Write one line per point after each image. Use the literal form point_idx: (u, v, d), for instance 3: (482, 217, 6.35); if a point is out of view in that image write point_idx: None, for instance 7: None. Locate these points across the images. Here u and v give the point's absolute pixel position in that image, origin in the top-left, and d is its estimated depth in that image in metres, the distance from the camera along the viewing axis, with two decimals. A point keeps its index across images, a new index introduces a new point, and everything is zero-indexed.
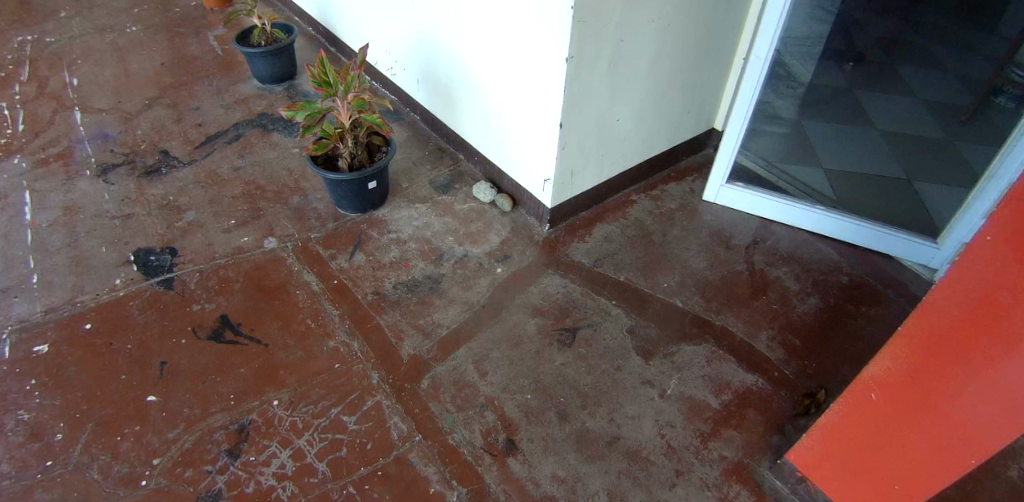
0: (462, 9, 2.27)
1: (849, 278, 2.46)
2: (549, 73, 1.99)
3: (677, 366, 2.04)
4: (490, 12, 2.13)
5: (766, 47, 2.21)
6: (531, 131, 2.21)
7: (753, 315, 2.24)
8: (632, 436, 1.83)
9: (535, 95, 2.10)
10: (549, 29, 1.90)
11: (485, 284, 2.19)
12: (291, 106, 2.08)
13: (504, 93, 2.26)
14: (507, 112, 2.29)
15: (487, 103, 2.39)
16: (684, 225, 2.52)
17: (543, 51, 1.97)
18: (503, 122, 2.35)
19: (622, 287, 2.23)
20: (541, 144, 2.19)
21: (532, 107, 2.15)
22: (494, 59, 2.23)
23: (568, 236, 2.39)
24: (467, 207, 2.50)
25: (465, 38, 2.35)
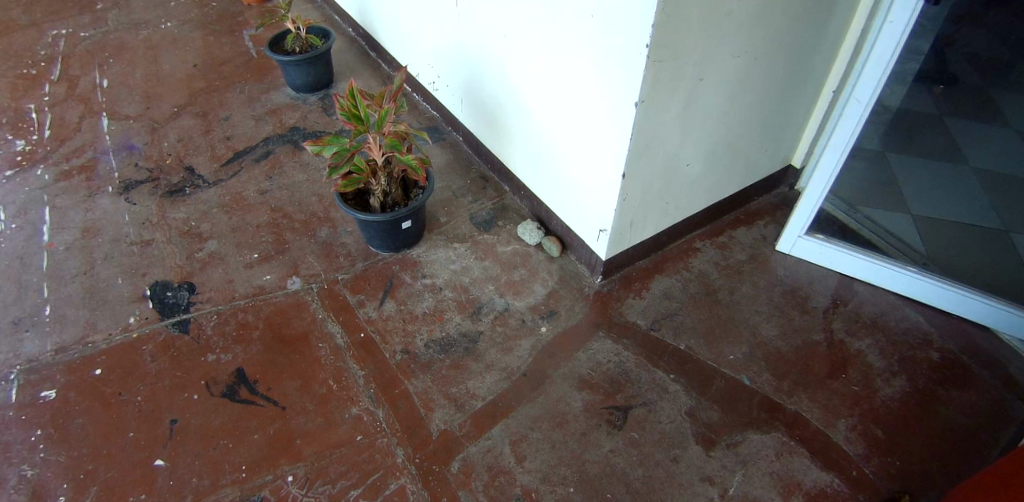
0: (515, 31, 1.99)
1: (940, 356, 2.07)
2: (613, 117, 1.69)
3: (742, 460, 1.76)
4: (546, 40, 1.83)
5: (874, 87, 1.85)
6: (587, 177, 1.92)
7: (832, 399, 1.93)
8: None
9: (594, 139, 1.81)
10: (616, 67, 1.59)
11: (526, 346, 1.95)
12: (318, 141, 1.86)
13: (558, 130, 1.97)
14: (560, 152, 2.01)
15: (537, 138, 2.12)
16: (755, 280, 2.21)
17: (607, 92, 1.67)
18: (555, 161, 2.07)
19: (682, 358, 1.96)
20: (598, 192, 1.90)
21: (590, 152, 1.86)
22: (548, 92, 1.94)
23: (623, 291, 2.12)
24: (510, 249, 2.26)
25: (516, 62, 2.07)
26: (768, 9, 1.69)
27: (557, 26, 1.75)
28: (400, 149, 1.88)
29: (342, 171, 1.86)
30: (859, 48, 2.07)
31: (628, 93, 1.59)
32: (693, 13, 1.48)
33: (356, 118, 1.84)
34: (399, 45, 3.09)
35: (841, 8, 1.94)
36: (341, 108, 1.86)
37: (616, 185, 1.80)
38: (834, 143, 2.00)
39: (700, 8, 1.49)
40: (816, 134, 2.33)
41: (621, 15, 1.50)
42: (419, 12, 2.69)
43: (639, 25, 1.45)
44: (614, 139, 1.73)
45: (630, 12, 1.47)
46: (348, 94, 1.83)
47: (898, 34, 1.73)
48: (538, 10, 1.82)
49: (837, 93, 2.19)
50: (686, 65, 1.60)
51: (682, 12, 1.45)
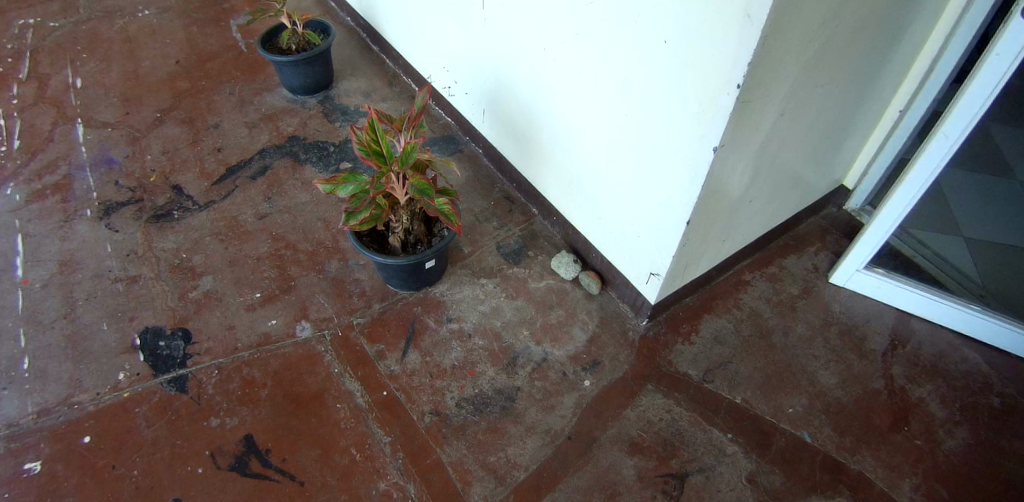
0: (559, 46, 1.73)
1: (1001, 401, 1.85)
2: (682, 158, 1.45)
3: None
4: (600, 61, 1.58)
5: (962, 125, 1.50)
6: (642, 217, 1.70)
7: (895, 455, 1.73)
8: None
9: (655, 178, 1.58)
10: (690, 104, 1.35)
11: (569, 404, 1.76)
12: (332, 178, 1.61)
13: (606, 161, 1.75)
14: (608, 184, 1.79)
15: (580, 164, 1.88)
16: (811, 318, 2.01)
17: (676, 129, 1.43)
18: (601, 193, 1.84)
19: (739, 413, 1.77)
20: (655, 234, 1.68)
21: (648, 191, 1.63)
22: (599, 119, 1.70)
23: (671, 335, 1.94)
24: (544, 286, 2.04)
25: (557, 80, 1.81)
26: (861, 28, 1.41)
27: (617, 47, 1.50)
28: (429, 191, 1.59)
29: (363, 216, 1.60)
30: (935, 65, 1.77)
31: (705, 135, 1.35)
32: (789, 44, 1.23)
33: (377, 154, 1.58)
34: (408, 44, 2.81)
35: (924, 18, 1.64)
36: (359, 141, 1.61)
37: (679, 231, 1.58)
38: (905, 185, 1.69)
39: (798, 37, 1.23)
40: (875, 155, 2.10)
41: (704, 46, 1.25)
42: (435, 10, 2.41)
43: (731, 61, 1.20)
44: (680, 183, 1.50)
45: (717, 44, 1.22)
46: (368, 125, 1.58)
47: (1002, 66, 1.38)
48: (591, 27, 1.56)
49: (903, 114, 1.92)
50: (770, 101, 1.35)
51: (780, 45, 1.20)
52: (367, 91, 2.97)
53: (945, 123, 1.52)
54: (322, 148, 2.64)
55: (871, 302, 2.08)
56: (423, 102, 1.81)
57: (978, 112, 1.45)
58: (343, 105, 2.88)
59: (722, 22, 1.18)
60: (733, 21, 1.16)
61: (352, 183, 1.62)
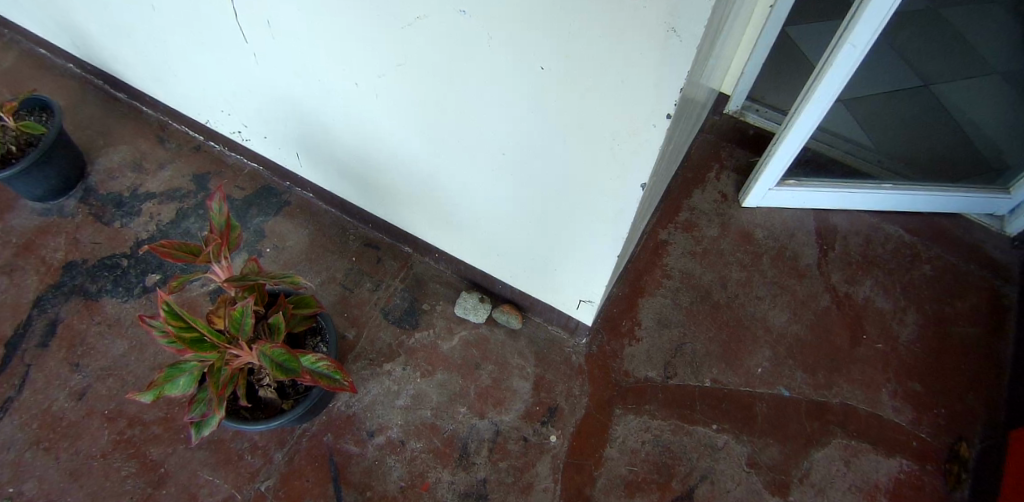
0: (377, 80, 1.22)
1: (933, 266, 1.89)
2: (595, 195, 1.10)
3: (818, 491, 1.51)
4: (444, 94, 1.12)
5: (870, 31, 1.34)
6: (558, 254, 1.37)
7: (866, 370, 1.69)
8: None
9: (562, 216, 1.23)
10: (598, 139, 0.97)
11: (545, 471, 1.53)
12: (150, 381, 1.09)
13: (489, 200, 1.35)
14: (500, 222, 1.41)
15: (457, 206, 1.48)
16: (739, 258, 1.90)
17: (580, 167, 1.06)
18: (497, 232, 1.47)
19: (713, 396, 1.65)
20: (578, 267, 1.37)
21: (558, 231, 1.29)
22: (465, 160, 1.27)
23: (615, 341, 1.74)
24: (459, 343, 1.73)
25: (388, 119, 1.32)
26: None
27: (463, 75, 1.05)
28: (292, 357, 1.11)
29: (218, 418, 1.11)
30: None
31: (626, 172, 1.00)
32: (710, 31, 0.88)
33: (194, 339, 1.06)
34: (149, 83, 2.00)
35: None
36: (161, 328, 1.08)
37: (611, 266, 1.29)
38: (813, 102, 1.53)
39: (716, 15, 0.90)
40: (750, 55, 1.91)
41: (605, 68, 0.85)
42: (170, 40, 1.66)
43: (653, 90, 0.83)
44: (603, 221, 1.17)
45: (627, 68, 0.83)
46: (165, 311, 1.05)
47: None
48: (416, 53, 1.07)
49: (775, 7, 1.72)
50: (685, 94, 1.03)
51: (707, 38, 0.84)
52: (137, 157, 2.10)
53: (852, 32, 1.35)
54: (113, 267, 1.86)
55: (786, 212, 2.00)
56: (226, 216, 1.26)
57: (887, 15, 1.29)
58: (112, 193, 2.01)
59: (630, 40, 0.79)
60: (650, 37, 0.77)
61: (183, 376, 1.10)
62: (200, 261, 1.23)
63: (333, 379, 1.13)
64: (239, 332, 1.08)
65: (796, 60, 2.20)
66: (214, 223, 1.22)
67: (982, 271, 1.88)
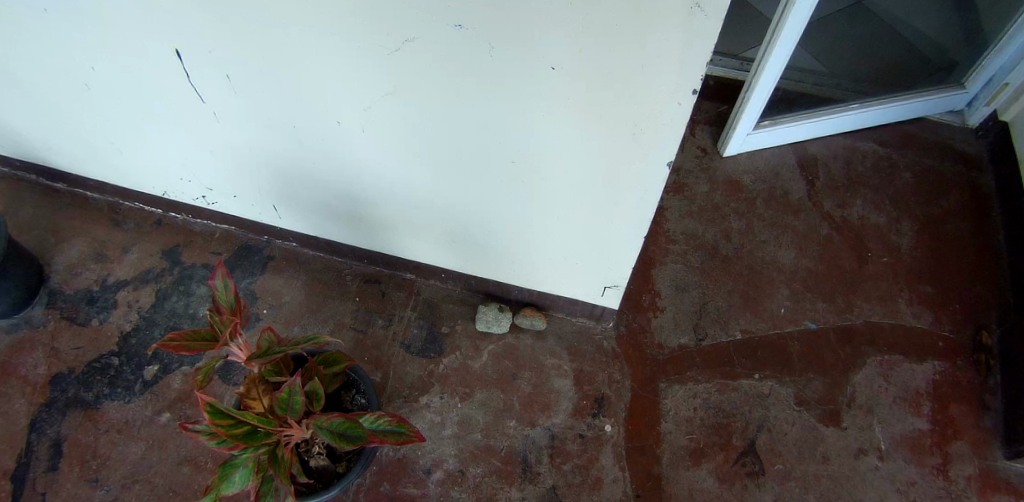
0: (364, 112, 1.19)
1: (912, 174, 2.06)
2: (617, 182, 1.13)
3: (868, 410, 1.61)
4: (446, 113, 1.11)
5: None
6: (578, 247, 1.38)
7: (879, 286, 1.81)
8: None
9: (581, 210, 1.24)
10: (620, 124, 0.99)
11: (610, 462, 1.53)
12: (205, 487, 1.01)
13: (499, 210, 1.35)
14: (512, 230, 1.41)
15: (464, 222, 1.45)
16: (734, 207, 1.93)
17: (601, 157, 1.07)
18: (509, 240, 1.46)
19: (749, 347, 1.68)
20: (598, 256, 1.39)
21: (577, 225, 1.29)
22: (472, 175, 1.26)
23: (640, 317, 1.73)
24: (489, 357, 1.70)
25: (382, 149, 1.29)
26: None
27: (467, 90, 1.04)
28: (352, 423, 1.07)
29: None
30: None
31: (651, 153, 1.03)
32: None
33: (249, 434, 1.00)
34: (89, 166, 1.84)
35: None
36: (204, 431, 1.00)
37: (634, 248, 1.32)
38: (782, 41, 1.58)
39: None
40: None
41: (625, 57, 0.87)
42: (108, 116, 1.55)
43: (678, 69, 0.86)
44: (626, 207, 1.18)
45: (650, 53, 0.86)
46: (209, 412, 0.98)
47: None
48: (414, 78, 1.05)
49: None
50: None
51: None
52: (98, 246, 1.95)
53: None
54: (103, 369, 1.73)
55: (767, 152, 2.05)
56: (233, 292, 1.19)
57: None
58: (81, 290, 1.86)
59: (653, 24, 0.81)
60: (674, 17, 0.80)
61: (238, 471, 1.03)
62: (216, 345, 1.14)
63: (399, 433, 1.08)
64: (289, 414, 1.05)
65: (742, 10, 2.30)
66: (224, 302, 1.15)
67: (956, 166, 2.08)
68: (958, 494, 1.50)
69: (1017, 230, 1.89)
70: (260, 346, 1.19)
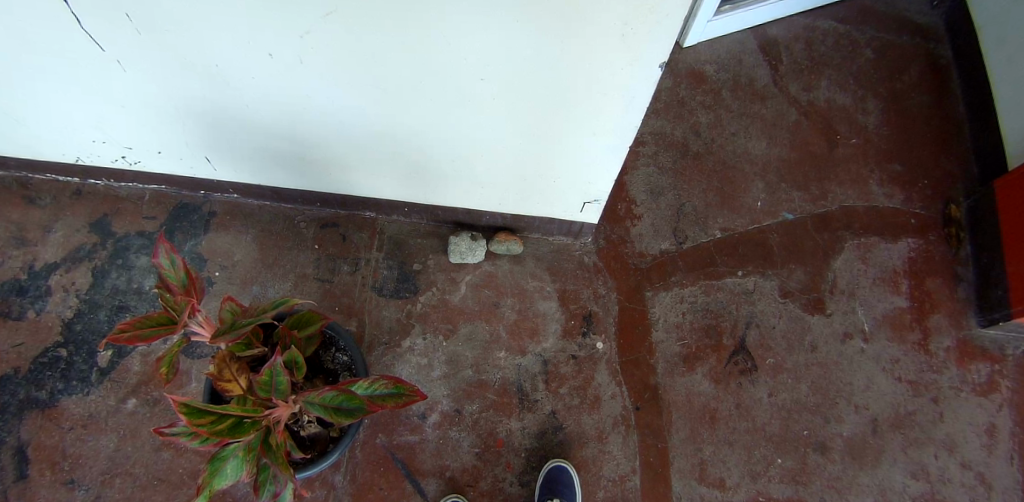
0: (301, 40, 1.05)
1: (873, 49, 2.01)
2: (601, 90, 1.06)
3: (850, 294, 1.67)
4: (404, 30, 0.99)
5: None
6: (555, 168, 1.30)
7: (850, 169, 1.80)
8: (926, 406, 1.61)
9: (560, 124, 1.16)
10: (609, 23, 0.91)
11: (606, 379, 1.51)
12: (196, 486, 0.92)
13: (468, 135, 1.24)
14: (482, 156, 1.31)
15: (428, 154, 1.34)
16: (700, 100, 1.82)
17: (584, 61, 1.00)
18: (479, 168, 1.36)
19: (729, 245, 1.64)
20: (576, 174, 1.32)
21: (554, 142, 1.22)
22: (436, 99, 1.15)
23: (618, 228, 1.64)
24: (467, 289, 1.61)
25: (328, 81, 1.15)
26: None
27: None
28: (346, 395, 0.95)
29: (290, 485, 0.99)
30: None
31: (641, 53, 0.97)
32: None
33: (234, 426, 0.91)
34: None
35: None
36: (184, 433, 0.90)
37: (616, 161, 1.26)
38: None
39: None
40: None
41: None
42: None
43: None
44: (609, 116, 1.12)
45: None
46: (184, 413, 0.87)
47: None
48: None
49: None
50: None
51: None
52: (6, 229, 1.70)
53: None
54: (53, 363, 1.57)
55: (727, 39, 1.93)
56: (182, 268, 1.08)
57: None
58: (6, 282, 1.64)
59: None
60: None
61: (228, 463, 0.94)
62: (175, 329, 1.04)
63: (399, 395, 0.97)
64: (273, 395, 0.96)
65: None
66: (175, 280, 1.05)
67: (915, 39, 2.04)
68: (939, 367, 1.64)
69: (977, 100, 1.91)
70: (223, 318, 1.10)
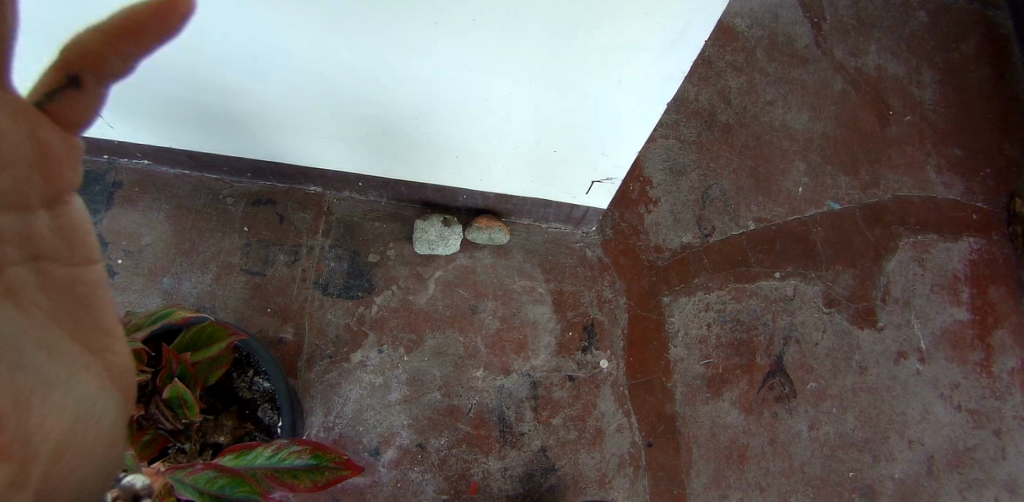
0: None
1: (927, 9, 1.68)
2: (641, 14, 0.70)
3: (904, 304, 1.37)
4: None
5: None
6: (560, 130, 0.95)
7: (903, 152, 1.50)
8: (988, 441, 1.33)
9: (572, 67, 0.80)
10: None
11: (611, 407, 1.19)
12: None
13: (438, 81, 0.88)
14: (460, 111, 0.95)
15: (385, 110, 0.98)
16: (730, 61, 1.48)
17: None
18: (456, 130, 1.00)
19: (765, 240, 1.32)
20: (587, 140, 0.97)
21: (563, 94, 0.86)
22: (389, 28, 0.77)
23: (629, 214, 1.31)
24: (437, 288, 1.25)
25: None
26: None
27: None
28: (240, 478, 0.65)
29: None
30: None
31: None
32: None
33: None
34: None
35: None
36: None
37: (644, 123, 0.91)
38: None
39: None
40: None
41: None
42: None
43: None
44: (646, 55, 0.76)
45: None
46: None
47: None
48: None
49: None
50: None
51: None
52: None
53: None
54: None
55: None
56: None
57: None
58: None
59: None
60: None
61: None
62: None
63: (318, 470, 0.68)
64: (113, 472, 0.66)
65: None
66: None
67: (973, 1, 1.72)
68: (1003, 393, 1.36)
69: None
70: None
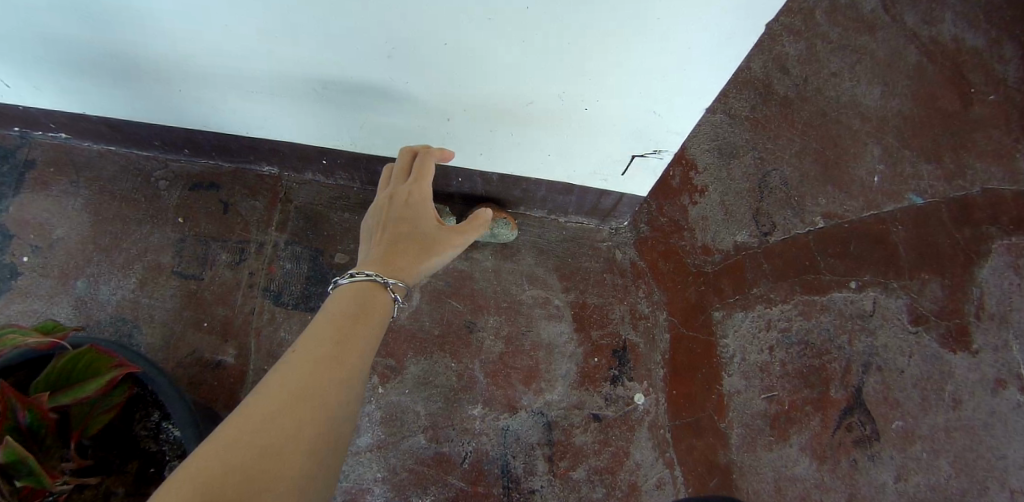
0: None
1: None
2: None
3: (1003, 321, 1.06)
4: None
5: None
6: (598, 73, 0.67)
7: (989, 136, 1.17)
8: None
9: None
10: None
11: (648, 455, 0.92)
12: None
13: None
14: (458, 48, 0.66)
15: (349, 44, 0.68)
16: (785, 23, 1.22)
17: None
18: (450, 77, 0.71)
19: (836, 239, 1.06)
20: (638, 89, 0.68)
21: (611, 8, 0.58)
22: None
23: (671, 207, 1.05)
24: (424, 298, 0.97)
25: None
26: None
27: None
28: None
29: None
30: None
31: None
32: None
33: None
34: None
35: None
36: None
37: (725, 55, 0.62)
38: None
39: None
40: None
41: None
42: None
43: None
44: None
45: None
46: None
47: None
48: None
49: None
50: None
51: None
52: None
53: None
54: None
55: None
56: None
57: None
58: None
59: None
60: None
61: None
62: None
63: None
64: None
65: None
66: None
67: None
68: None
69: None
70: None
